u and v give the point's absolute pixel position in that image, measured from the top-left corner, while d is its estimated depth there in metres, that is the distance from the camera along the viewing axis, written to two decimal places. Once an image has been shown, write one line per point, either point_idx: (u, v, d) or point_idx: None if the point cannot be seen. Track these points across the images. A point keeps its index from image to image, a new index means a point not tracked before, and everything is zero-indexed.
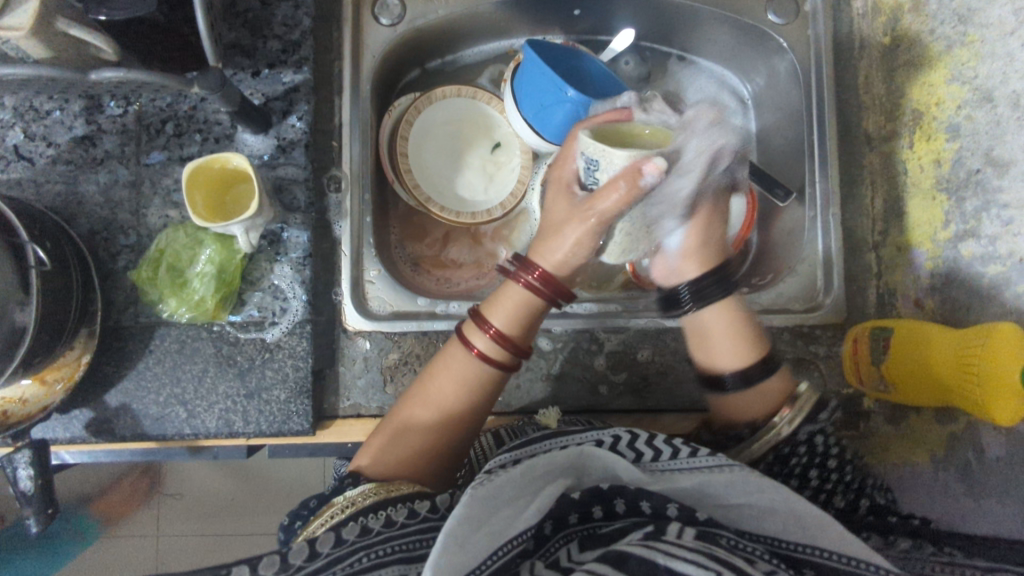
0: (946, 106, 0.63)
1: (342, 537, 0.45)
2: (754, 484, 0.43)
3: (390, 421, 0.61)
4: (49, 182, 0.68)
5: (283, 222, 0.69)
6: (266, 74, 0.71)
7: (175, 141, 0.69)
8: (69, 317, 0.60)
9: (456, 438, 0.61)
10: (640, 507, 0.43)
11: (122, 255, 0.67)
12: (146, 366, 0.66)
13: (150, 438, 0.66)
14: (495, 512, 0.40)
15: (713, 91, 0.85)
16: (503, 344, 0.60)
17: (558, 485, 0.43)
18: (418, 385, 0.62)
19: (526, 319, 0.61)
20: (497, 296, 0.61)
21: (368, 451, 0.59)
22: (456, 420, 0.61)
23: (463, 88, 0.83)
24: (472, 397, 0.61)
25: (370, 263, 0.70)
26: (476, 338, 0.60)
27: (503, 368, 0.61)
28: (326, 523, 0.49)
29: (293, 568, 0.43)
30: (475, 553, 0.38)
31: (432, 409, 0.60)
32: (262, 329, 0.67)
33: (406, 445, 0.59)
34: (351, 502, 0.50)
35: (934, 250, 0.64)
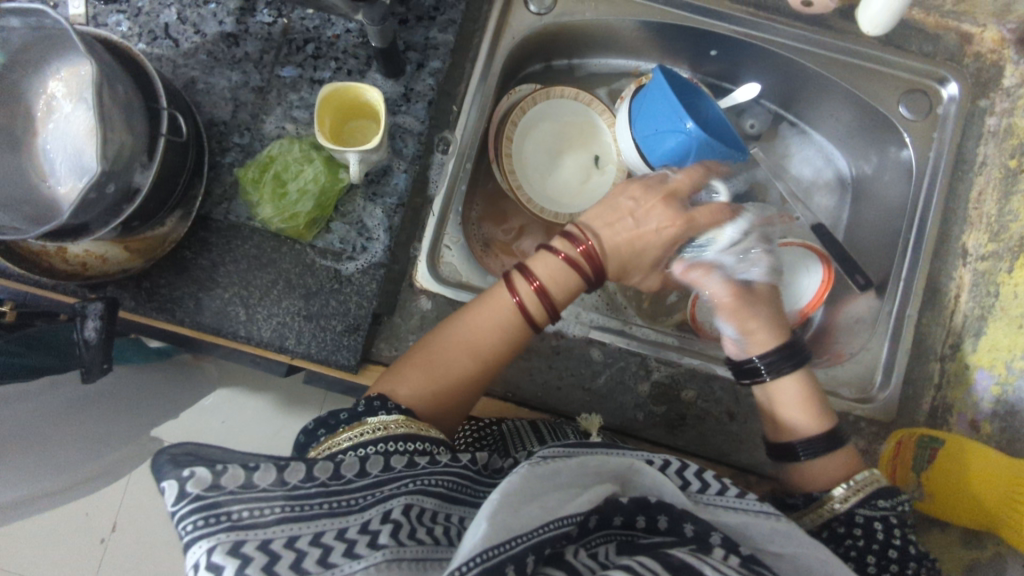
0: None
1: (391, 465, 0.46)
2: (797, 537, 0.44)
3: (421, 353, 0.62)
4: (186, 66, 0.70)
5: (387, 166, 0.71)
6: (412, 24, 0.73)
7: (311, 62, 0.72)
8: (173, 194, 0.62)
9: (482, 382, 0.63)
10: (683, 529, 0.43)
11: (231, 152, 0.69)
12: (223, 262, 0.68)
13: (206, 329, 0.67)
14: (549, 490, 0.42)
15: (819, 166, 0.86)
16: (541, 300, 0.63)
17: (605, 485, 0.44)
18: (451, 325, 0.63)
19: (565, 285, 0.65)
20: (541, 255, 0.65)
21: (395, 377, 0.60)
22: (480, 364, 0.62)
23: (581, 94, 0.86)
24: (505, 344, 0.63)
25: (452, 229, 0.74)
26: (519, 288, 0.63)
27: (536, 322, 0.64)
28: (353, 438, 0.49)
29: (343, 479, 0.44)
30: (527, 520, 0.39)
31: (465, 350, 0.62)
32: (339, 259, 0.69)
33: (434, 376, 0.61)
34: (383, 426, 0.50)
35: (1006, 376, 0.64)
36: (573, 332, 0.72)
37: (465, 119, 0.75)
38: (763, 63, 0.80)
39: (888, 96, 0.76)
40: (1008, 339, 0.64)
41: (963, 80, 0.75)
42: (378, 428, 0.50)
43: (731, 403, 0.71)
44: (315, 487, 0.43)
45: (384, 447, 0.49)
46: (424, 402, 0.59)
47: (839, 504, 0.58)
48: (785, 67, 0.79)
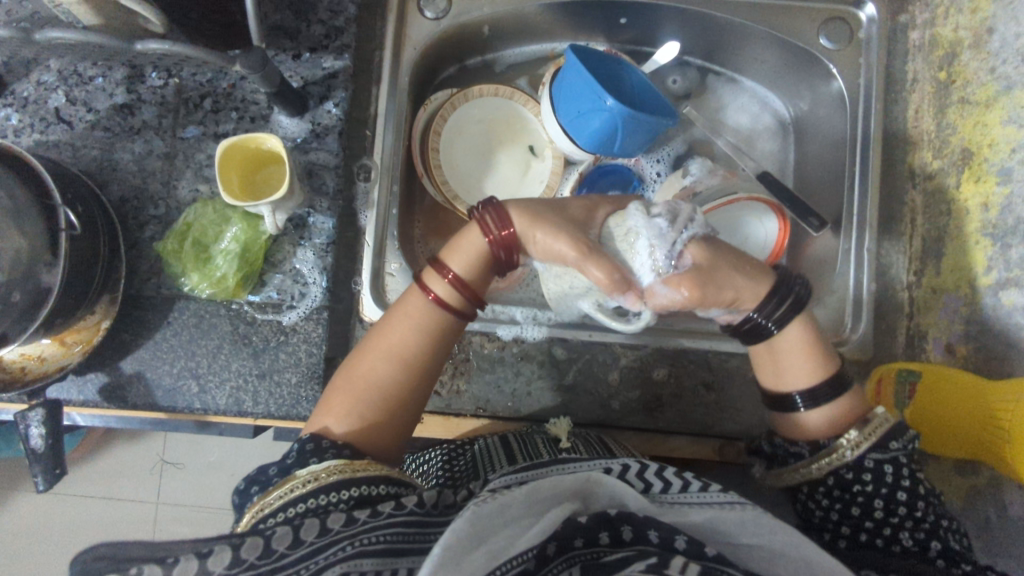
0: (1000, 148, 0.60)
1: (327, 526, 0.44)
2: (766, 526, 0.43)
3: (346, 374, 0.61)
4: (86, 147, 0.68)
5: (310, 207, 0.69)
6: (307, 57, 0.71)
7: (212, 117, 0.69)
8: (93, 282, 0.61)
9: (417, 383, 0.62)
10: (648, 536, 0.43)
11: (149, 225, 0.68)
12: (164, 338, 0.66)
13: (161, 408, 0.66)
14: (497, 530, 0.40)
15: (755, 112, 0.83)
16: (458, 291, 0.61)
17: (562, 508, 0.43)
18: (373, 338, 0.63)
19: (481, 266, 0.63)
20: (454, 243, 0.63)
21: (324, 409, 0.60)
22: (409, 369, 0.62)
23: (501, 88, 0.83)
24: (431, 342, 0.62)
25: (392, 254, 0.71)
26: (434, 284, 0.62)
27: (460, 312, 0.63)
28: (284, 495, 0.49)
29: (276, 554, 0.43)
30: (470, 571, 0.38)
31: (389, 358, 0.61)
32: (280, 311, 0.67)
33: (362, 394, 0.60)
34: (314, 477, 0.50)
35: (972, 296, 0.61)
36: (533, 336, 0.70)
37: (382, 142, 0.72)
38: (676, 21, 0.78)
39: (806, 30, 0.73)
40: (968, 258, 0.62)
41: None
42: (309, 479, 0.49)
43: (705, 374, 0.70)
44: (242, 571, 0.43)
45: (316, 501, 0.48)
46: (359, 422, 0.59)
47: (849, 452, 0.57)
48: (696, 22, 0.77)
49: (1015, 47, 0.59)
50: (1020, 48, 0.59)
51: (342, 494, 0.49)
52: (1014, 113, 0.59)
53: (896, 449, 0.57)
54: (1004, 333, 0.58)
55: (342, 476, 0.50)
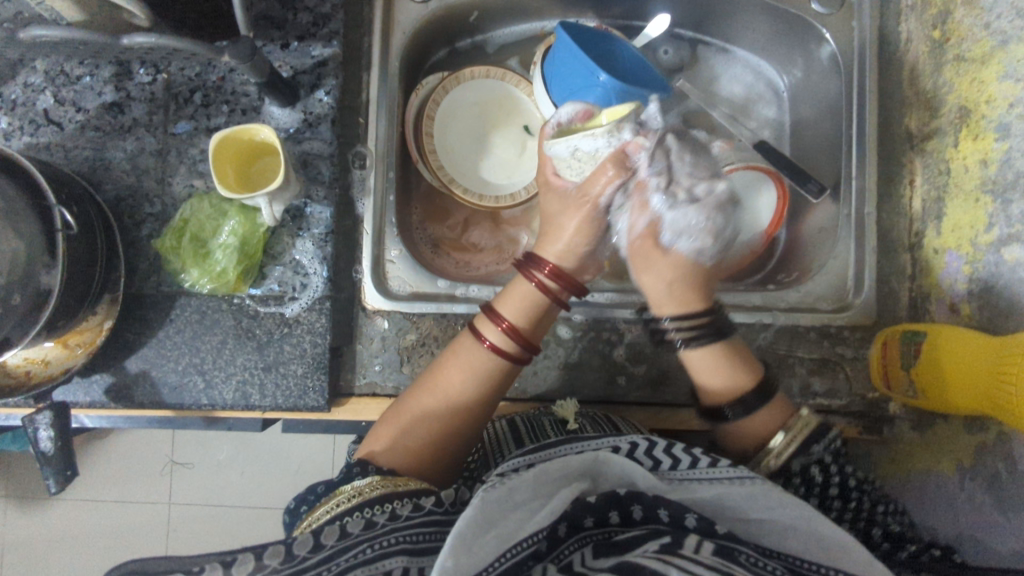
0: (998, 104, 0.59)
1: (347, 531, 0.45)
2: (776, 500, 0.43)
3: (398, 410, 0.61)
4: (78, 147, 0.68)
5: (306, 197, 0.68)
6: (296, 46, 0.70)
7: (203, 111, 0.69)
8: (92, 282, 0.60)
9: (467, 426, 0.61)
10: (658, 515, 0.43)
11: (146, 223, 0.67)
12: (167, 335, 0.66)
13: (168, 406, 0.66)
14: (507, 513, 0.41)
15: (749, 81, 0.82)
16: (511, 338, 0.61)
17: (572, 488, 0.44)
18: (426, 377, 0.62)
19: (536, 315, 0.63)
20: (509, 288, 0.63)
21: (371, 438, 0.60)
22: (460, 410, 0.61)
23: (492, 70, 0.82)
24: (484, 388, 0.61)
25: (392, 242, 0.71)
26: (488, 331, 0.62)
27: (513, 360, 0.62)
28: (330, 511, 0.49)
29: (296, 560, 0.43)
30: (484, 555, 0.38)
31: (441, 399, 0.61)
32: (282, 303, 0.67)
33: (409, 427, 0.60)
34: (358, 493, 0.50)
35: (974, 254, 0.61)
36: None
37: (375, 129, 0.72)
38: None
39: None
40: (969, 216, 0.62)
41: None
42: (353, 495, 0.50)
43: None
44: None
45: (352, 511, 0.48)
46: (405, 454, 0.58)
47: (774, 461, 0.58)
48: None
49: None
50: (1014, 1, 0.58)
51: (380, 505, 0.49)
52: (1010, 67, 0.58)
53: (819, 451, 0.58)
54: (1007, 291, 0.57)
55: (382, 491, 0.50)
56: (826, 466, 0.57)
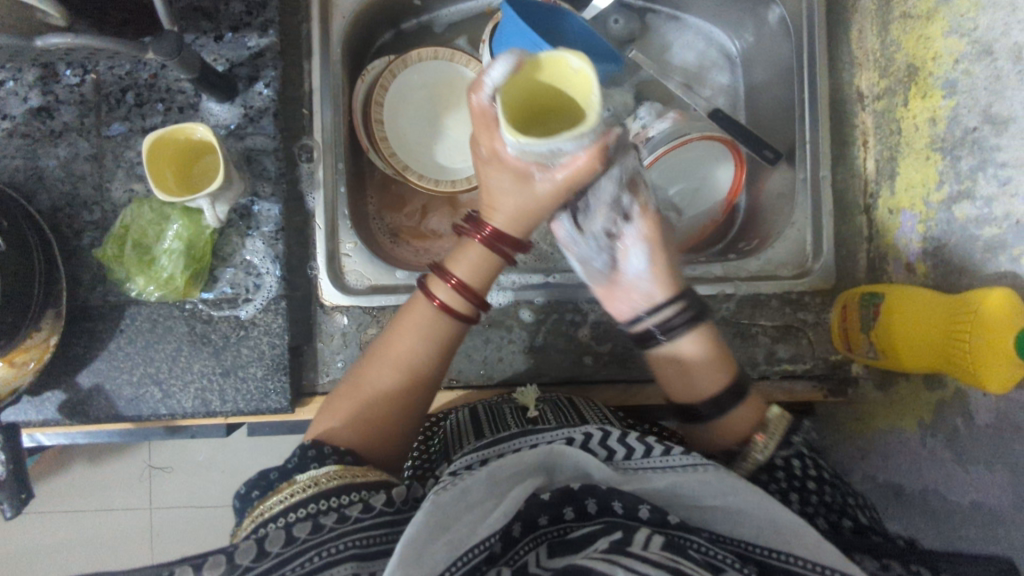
0: (944, 61, 0.58)
1: (293, 536, 0.44)
2: (729, 485, 0.43)
3: (350, 385, 0.58)
4: (7, 157, 0.65)
5: (253, 195, 0.66)
6: (230, 37, 0.67)
7: (137, 111, 0.66)
8: (32, 298, 0.58)
9: (422, 398, 0.59)
10: (612, 507, 0.43)
11: (87, 231, 0.65)
12: (118, 346, 0.64)
13: (126, 419, 0.64)
14: (460, 515, 0.40)
15: (702, 48, 0.81)
16: (460, 296, 0.57)
17: (525, 486, 0.43)
18: (378, 347, 0.59)
19: (484, 274, 0.59)
20: (455, 248, 0.59)
21: (324, 418, 0.57)
22: (415, 379, 0.58)
23: (440, 50, 0.80)
24: (435, 354, 0.58)
25: (346, 235, 0.69)
26: (438, 291, 0.58)
27: (464, 320, 0.58)
28: (284, 500, 0.47)
29: (242, 569, 0.42)
30: (432, 563, 0.38)
31: (393, 370, 0.58)
32: (235, 306, 0.65)
33: (367, 404, 0.57)
34: (314, 482, 0.48)
35: (926, 213, 0.61)
36: (498, 302, 0.69)
37: (320, 119, 0.70)
38: None
39: None
40: (920, 175, 0.61)
41: None
42: (308, 485, 0.48)
43: None
44: None
45: (310, 506, 0.47)
46: (365, 430, 0.56)
47: (760, 454, 0.56)
48: None
49: None
50: None
51: (337, 499, 0.47)
52: (956, 23, 0.57)
53: (798, 444, 0.56)
54: (958, 247, 0.57)
55: (340, 483, 0.48)
56: (805, 460, 0.55)
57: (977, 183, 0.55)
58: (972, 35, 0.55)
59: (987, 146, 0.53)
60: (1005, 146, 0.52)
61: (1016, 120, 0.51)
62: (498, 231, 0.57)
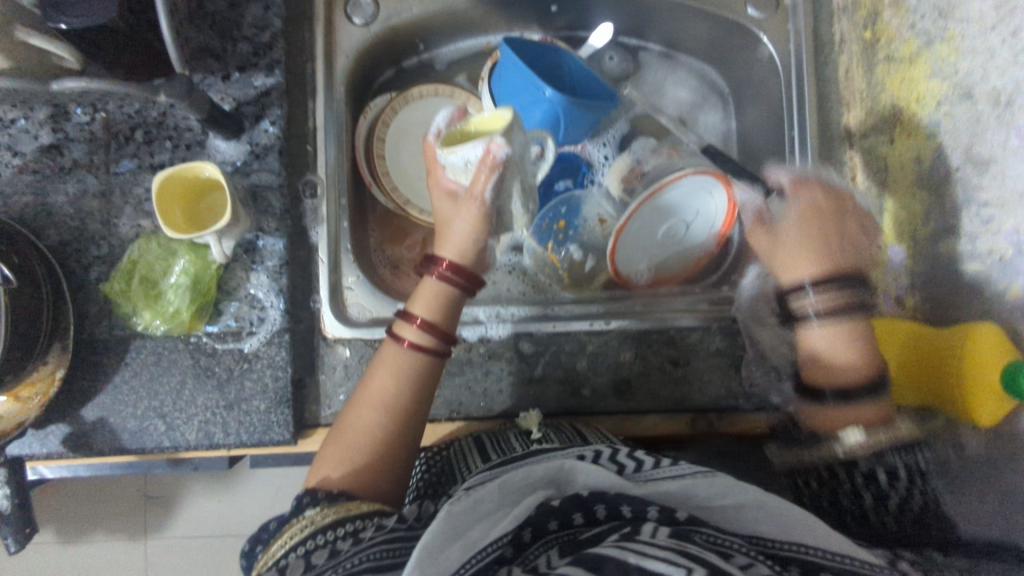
0: (927, 103, 0.60)
1: (312, 562, 0.46)
2: (731, 490, 0.45)
3: (336, 429, 0.61)
4: (17, 193, 0.66)
5: (257, 230, 0.67)
6: (237, 77, 0.69)
7: (145, 148, 0.68)
8: (40, 332, 0.59)
9: (406, 430, 0.61)
10: (621, 511, 0.44)
11: (94, 266, 0.66)
12: (123, 379, 0.65)
13: (129, 451, 0.65)
14: (473, 523, 0.42)
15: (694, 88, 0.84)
16: (429, 333, 0.61)
17: (534, 495, 0.45)
18: (359, 389, 0.62)
19: (447, 310, 0.63)
20: (417, 292, 0.64)
21: (317, 464, 0.59)
22: (396, 414, 0.61)
23: (440, 87, 0.82)
24: (413, 388, 0.61)
25: (348, 268, 0.71)
26: (406, 332, 0.62)
27: (436, 355, 0.62)
28: (285, 543, 0.49)
29: None
30: (449, 562, 0.39)
31: (374, 407, 0.60)
32: (239, 339, 0.66)
33: (351, 446, 0.59)
34: (309, 522, 0.50)
35: (913, 248, 0.63)
36: (497, 334, 0.70)
37: (324, 156, 0.72)
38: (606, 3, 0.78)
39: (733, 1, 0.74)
40: (907, 210, 0.63)
41: None
42: (306, 525, 0.50)
43: (673, 351, 0.71)
44: None
45: (311, 543, 0.48)
46: (352, 468, 0.58)
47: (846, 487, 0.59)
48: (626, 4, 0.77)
49: None
50: None
51: (333, 532, 0.48)
52: (936, 67, 0.59)
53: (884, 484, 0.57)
54: (946, 281, 0.59)
55: (333, 519, 0.50)
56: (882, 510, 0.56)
57: (963, 220, 0.56)
58: (953, 79, 0.57)
59: (970, 186, 0.55)
60: (987, 186, 0.54)
61: (996, 162, 0.53)
62: (451, 268, 0.63)
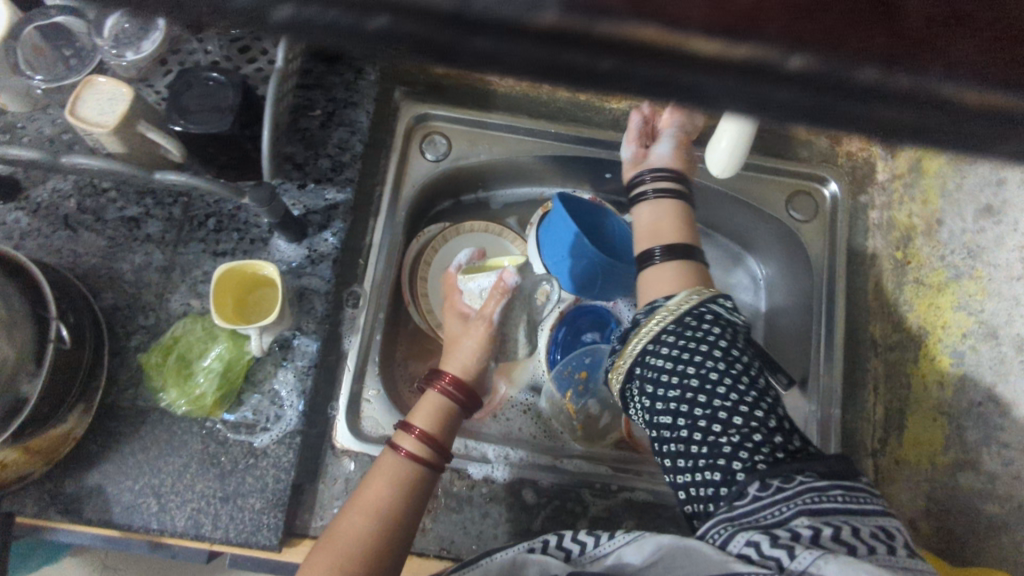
0: (952, 332, 0.63)
1: None
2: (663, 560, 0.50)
3: (324, 536, 0.58)
4: (87, 254, 0.71)
5: (295, 330, 0.71)
6: (311, 188, 0.75)
7: (214, 235, 0.73)
8: (71, 392, 0.61)
9: (396, 541, 0.59)
10: None
11: (136, 334, 0.69)
12: (131, 451, 0.66)
13: (115, 526, 0.64)
14: None
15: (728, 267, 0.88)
16: (426, 443, 0.63)
17: None
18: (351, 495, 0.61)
19: (445, 421, 0.66)
20: (418, 404, 0.67)
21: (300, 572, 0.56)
22: (387, 520, 0.59)
23: (491, 225, 0.88)
24: (406, 495, 0.61)
25: (371, 381, 0.73)
26: (403, 442, 0.64)
27: (431, 466, 0.63)
28: None
29: None
30: None
31: (365, 512, 0.59)
32: (252, 432, 0.67)
33: (339, 548, 0.57)
34: None
35: (931, 473, 0.62)
36: (502, 476, 0.70)
37: (372, 271, 0.76)
38: None
39: (778, 200, 0.78)
40: (925, 433, 0.64)
41: (842, 180, 0.79)
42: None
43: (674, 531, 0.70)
44: None
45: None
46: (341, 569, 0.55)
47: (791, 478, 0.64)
48: None
49: (963, 241, 0.64)
50: (967, 244, 0.64)
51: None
52: (964, 301, 0.63)
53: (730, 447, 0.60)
54: (962, 515, 0.59)
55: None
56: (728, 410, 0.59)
57: (982, 458, 0.57)
58: (979, 316, 0.61)
59: (992, 424, 0.57)
60: (1009, 427, 0.56)
61: (1020, 406, 0.55)
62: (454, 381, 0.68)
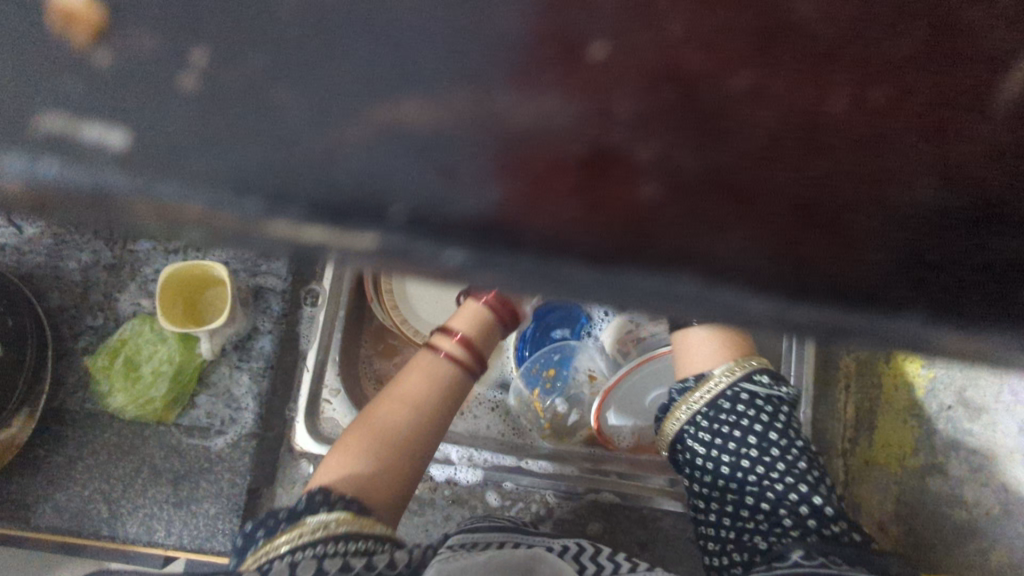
0: None
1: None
2: None
3: (363, 417, 0.57)
4: (31, 252, 0.68)
5: (251, 330, 0.69)
6: None
7: None
8: (11, 398, 0.59)
9: (429, 438, 0.58)
10: None
11: (84, 336, 0.66)
12: (80, 457, 0.64)
13: (63, 533, 0.62)
14: None
15: None
16: (466, 349, 0.60)
17: None
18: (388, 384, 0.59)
19: (487, 331, 0.62)
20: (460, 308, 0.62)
21: (331, 460, 0.54)
22: (426, 418, 0.58)
23: None
24: (442, 397, 0.59)
25: (331, 379, 0.67)
26: (443, 342, 0.61)
27: (469, 369, 0.61)
28: (290, 542, 0.46)
29: None
30: None
31: (403, 405, 0.58)
32: (206, 436, 0.65)
33: (374, 439, 0.55)
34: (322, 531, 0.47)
35: (899, 475, 0.61)
36: (466, 478, 0.70)
37: None
38: None
39: None
40: (896, 435, 0.62)
41: None
42: (318, 527, 0.48)
43: (642, 532, 0.70)
44: None
45: (319, 550, 0.45)
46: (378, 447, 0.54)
47: None
48: None
49: None
50: None
51: (343, 545, 0.46)
52: None
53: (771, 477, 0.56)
54: (930, 519, 0.58)
55: (347, 528, 0.48)
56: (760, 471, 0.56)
57: (949, 462, 0.57)
58: None
59: (961, 429, 0.57)
60: (977, 433, 0.56)
61: (988, 412, 0.55)
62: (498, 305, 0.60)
